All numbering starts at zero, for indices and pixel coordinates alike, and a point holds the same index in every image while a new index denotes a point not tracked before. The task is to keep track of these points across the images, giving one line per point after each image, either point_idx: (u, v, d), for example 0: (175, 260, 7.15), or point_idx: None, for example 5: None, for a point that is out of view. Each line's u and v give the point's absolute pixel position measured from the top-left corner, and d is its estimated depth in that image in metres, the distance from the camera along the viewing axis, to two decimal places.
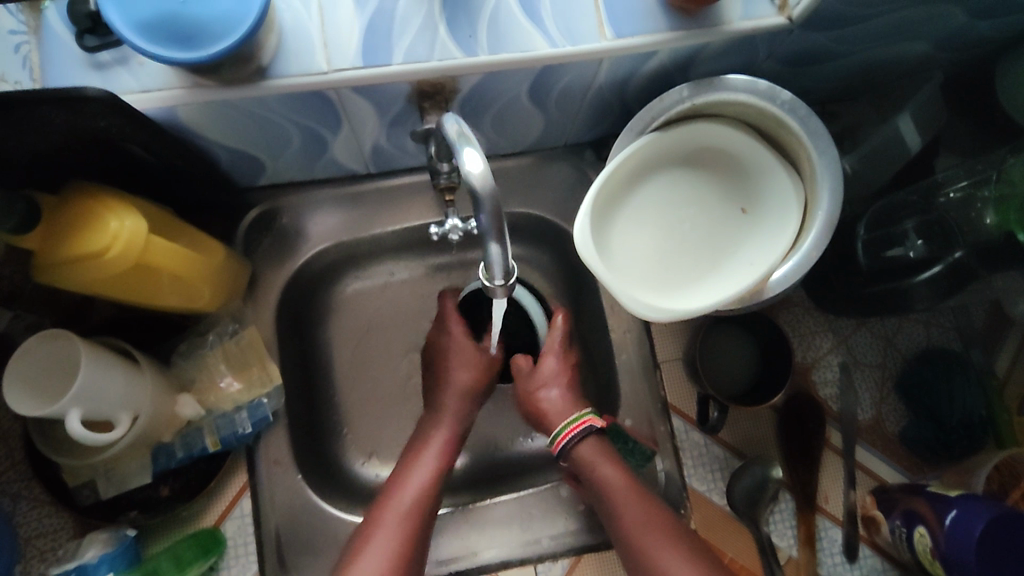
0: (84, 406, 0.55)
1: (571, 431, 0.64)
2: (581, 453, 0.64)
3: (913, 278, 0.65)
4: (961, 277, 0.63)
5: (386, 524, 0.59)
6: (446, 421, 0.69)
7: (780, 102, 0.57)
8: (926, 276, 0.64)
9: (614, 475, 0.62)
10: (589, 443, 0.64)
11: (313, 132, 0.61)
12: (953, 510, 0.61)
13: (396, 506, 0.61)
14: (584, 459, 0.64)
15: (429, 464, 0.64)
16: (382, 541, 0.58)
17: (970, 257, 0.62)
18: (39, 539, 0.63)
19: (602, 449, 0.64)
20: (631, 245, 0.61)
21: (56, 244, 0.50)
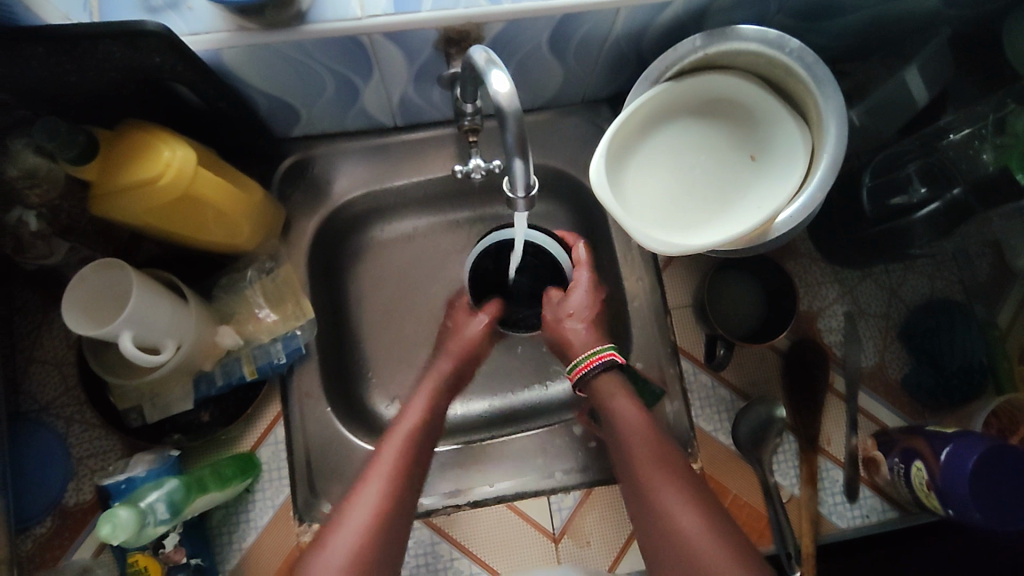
0: (137, 329, 0.59)
1: (591, 364, 0.70)
2: (602, 387, 0.69)
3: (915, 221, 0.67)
4: (959, 215, 0.67)
5: (389, 450, 0.65)
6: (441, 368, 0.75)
7: (789, 51, 0.60)
8: (923, 213, 0.67)
9: (631, 413, 0.66)
10: (610, 378, 0.70)
11: (345, 78, 0.64)
12: (948, 446, 0.64)
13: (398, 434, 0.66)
14: (602, 393, 0.69)
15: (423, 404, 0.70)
16: (384, 463, 0.63)
17: (968, 195, 0.66)
18: (90, 459, 0.69)
19: (620, 385, 0.69)
20: (644, 189, 0.65)
21: (114, 173, 0.54)
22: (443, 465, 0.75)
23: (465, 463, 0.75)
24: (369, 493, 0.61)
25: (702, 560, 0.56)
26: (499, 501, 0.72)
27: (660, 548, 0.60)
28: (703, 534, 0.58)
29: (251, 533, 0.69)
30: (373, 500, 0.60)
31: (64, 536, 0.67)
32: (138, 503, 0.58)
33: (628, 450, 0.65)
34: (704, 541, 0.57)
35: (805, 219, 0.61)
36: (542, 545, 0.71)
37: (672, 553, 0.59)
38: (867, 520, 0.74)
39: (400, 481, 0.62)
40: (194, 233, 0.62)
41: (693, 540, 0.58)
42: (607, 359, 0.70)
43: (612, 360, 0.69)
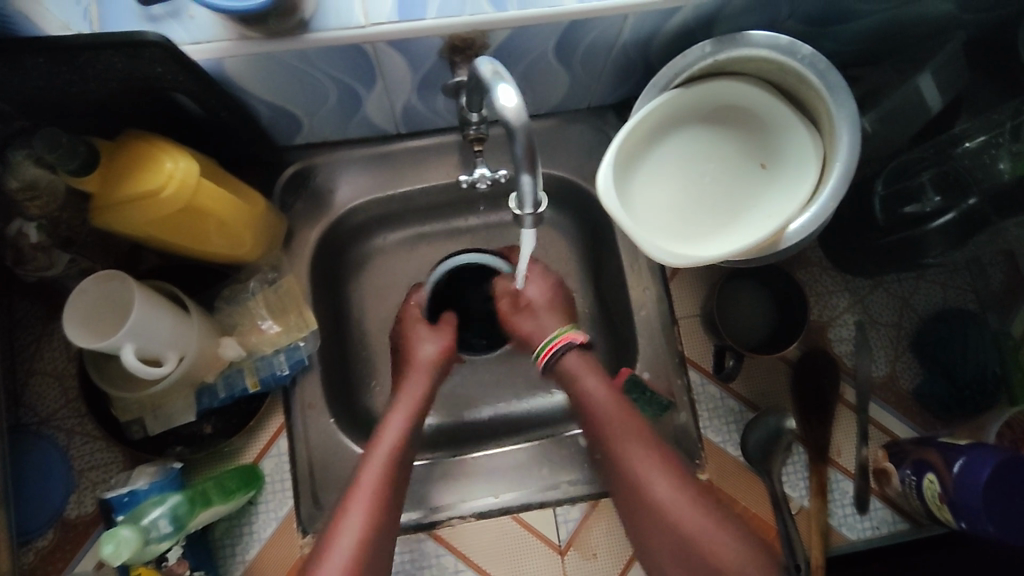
0: (138, 341, 0.58)
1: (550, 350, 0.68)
2: (567, 365, 0.67)
3: (926, 227, 0.66)
4: (973, 223, 0.65)
5: (360, 493, 0.61)
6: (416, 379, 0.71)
7: (800, 57, 0.59)
8: (937, 223, 0.66)
9: (599, 387, 0.65)
10: (574, 356, 0.67)
11: (348, 86, 0.63)
12: (962, 458, 0.63)
13: (369, 470, 0.63)
14: (572, 371, 0.67)
15: (402, 413, 0.68)
16: (368, 480, 0.62)
17: (984, 204, 0.65)
18: (91, 472, 0.68)
19: (589, 362, 0.67)
20: (652, 198, 0.64)
21: (117, 185, 0.54)
22: (443, 474, 0.73)
23: (467, 475, 0.73)
24: (341, 546, 0.57)
25: (687, 526, 0.58)
26: (505, 512, 0.71)
27: (626, 504, 0.62)
28: (682, 502, 0.59)
29: (255, 544, 0.68)
30: (360, 517, 0.59)
31: (65, 549, 0.67)
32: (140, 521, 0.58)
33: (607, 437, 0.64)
34: (684, 509, 0.59)
35: (817, 229, 0.60)
36: (548, 556, 0.71)
37: (648, 519, 0.60)
38: (877, 532, 0.73)
39: (385, 497, 0.61)
40: (195, 245, 0.62)
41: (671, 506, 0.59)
42: (570, 337, 0.68)
43: (571, 339, 0.67)
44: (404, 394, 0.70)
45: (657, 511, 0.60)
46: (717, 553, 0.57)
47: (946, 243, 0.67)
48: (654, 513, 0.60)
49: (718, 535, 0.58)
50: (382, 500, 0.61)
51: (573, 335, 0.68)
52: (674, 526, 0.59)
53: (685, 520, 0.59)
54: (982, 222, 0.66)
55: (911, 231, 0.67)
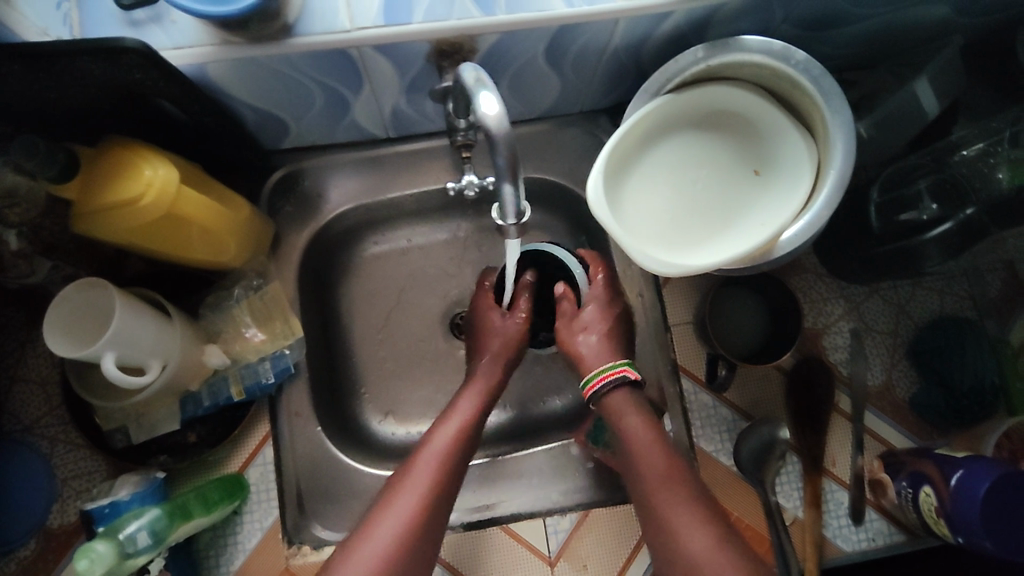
0: (118, 351, 0.57)
1: (601, 380, 0.66)
2: (612, 405, 0.65)
3: (924, 235, 0.64)
4: (972, 232, 0.64)
5: (416, 477, 0.60)
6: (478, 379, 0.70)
7: (795, 63, 0.58)
8: (936, 232, 0.64)
9: (638, 428, 0.63)
10: (620, 395, 0.66)
11: (334, 90, 0.62)
12: (959, 471, 0.61)
13: (425, 459, 0.62)
14: (612, 410, 0.65)
15: (463, 411, 0.67)
16: (422, 474, 0.60)
17: (982, 213, 0.63)
18: (75, 480, 0.67)
19: (631, 403, 0.65)
20: (645, 204, 0.63)
21: (94, 192, 0.53)
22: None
23: (478, 481, 0.73)
24: (387, 530, 0.56)
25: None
26: (496, 523, 0.71)
27: (655, 541, 0.58)
28: (714, 554, 0.54)
29: (240, 555, 0.67)
30: (409, 509, 0.58)
31: (48, 559, 0.66)
32: (116, 534, 0.56)
33: (639, 464, 0.62)
34: (714, 561, 0.54)
35: (812, 237, 0.59)
36: (538, 569, 0.69)
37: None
38: (872, 544, 0.72)
39: (439, 490, 0.60)
40: (178, 252, 0.61)
41: (690, 543, 0.56)
42: (626, 373, 0.65)
43: (626, 373, 0.65)
44: (465, 394, 0.69)
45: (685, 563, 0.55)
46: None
47: (945, 251, 0.66)
48: (686, 569, 0.55)
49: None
50: (436, 489, 0.60)
51: (628, 370, 0.66)
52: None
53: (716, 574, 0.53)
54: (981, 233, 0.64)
55: (908, 241, 0.65)
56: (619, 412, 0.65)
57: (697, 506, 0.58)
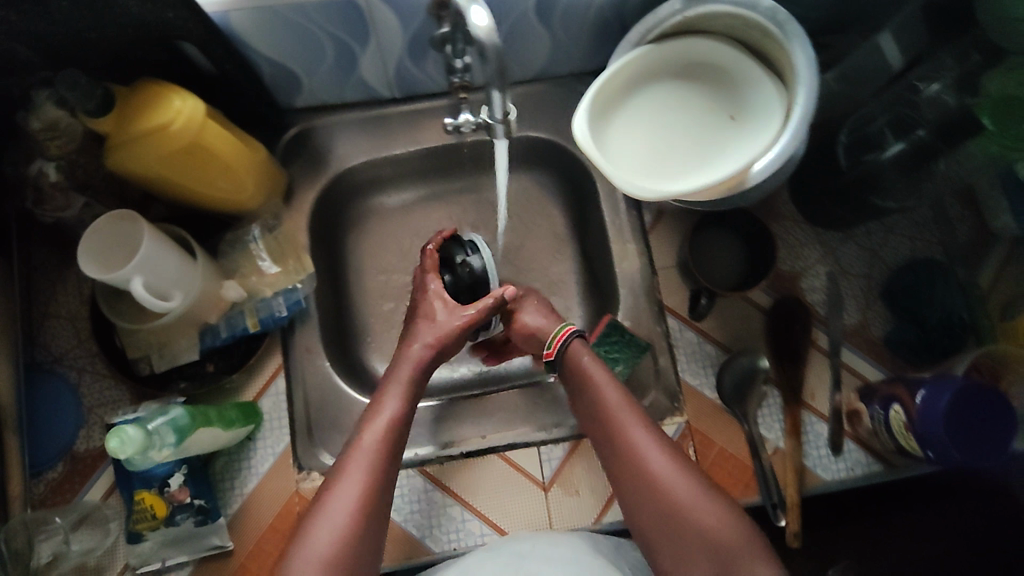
0: (144, 275, 0.62)
1: (563, 334, 0.72)
2: (574, 352, 0.71)
3: (881, 155, 0.74)
4: (923, 155, 0.73)
5: (352, 474, 0.62)
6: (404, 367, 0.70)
7: (762, 10, 0.64)
8: (892, 153, 0.73)
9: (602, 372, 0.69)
10: (581, 344, 0.72)
11: (345, 44, 0.69)
12: (923, 390, 0.66)
13: (358, 456, 0.63)
14: (579, 366, 0.70)
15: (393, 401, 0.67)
16: (353, 476, 0.62)
17: (934, 135, 0.71)
18: (99, 408, 0.72)
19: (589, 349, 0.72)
20: (628, 144, 0.68)
21: (128, 123, 0.58)
22: (454, 415, 0.79)
23: (460, 418, 0.79)
24: (326, 534, 0.59)
25: (678, 496, 0.61)
26: (491, 451, 0.76)
27: (632, 489, 0.64)
28: (678, 477, 0.62)
29: (252, 479, 0.71)
30: (342, 516, 0.59)
31: (74, 481, 0.70)
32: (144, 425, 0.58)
33: (609, 424, 0.66)
34: (677, 479, 0.62)
35: (782, 169, 0.63)
36: (533, 493, 0.73)
37: (657, 513, 0.62)
38: (851, 473, 0.75)
39: (374, 491, 0.62)
40: (201, 186, 0.66)
41: (666, 480, 0.62)
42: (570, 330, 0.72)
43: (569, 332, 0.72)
44: (392, 387, 0.69)
45: (650, 487, 0.62)
46: (709, 521, 0.60)
47: (902, 175, 0.75)
48: (668, 510, 0.61)
49: (708, 502, 0.60)
50: (370, 486, 0.62)
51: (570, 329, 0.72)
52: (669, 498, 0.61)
53: (681, 497, 0.61)
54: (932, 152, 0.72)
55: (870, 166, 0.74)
56: (580, 356, 0.71)
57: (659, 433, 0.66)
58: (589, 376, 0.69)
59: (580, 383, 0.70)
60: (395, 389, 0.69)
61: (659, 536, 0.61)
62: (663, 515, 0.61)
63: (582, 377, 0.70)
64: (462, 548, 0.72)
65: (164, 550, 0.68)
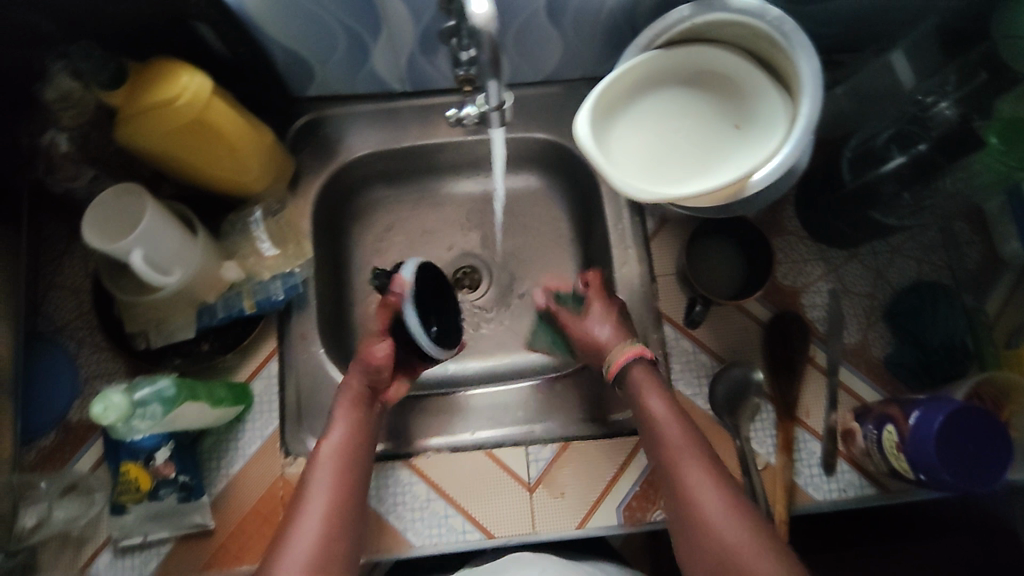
0: (144, 249, 0.63)
1: (623, 357, 0.70)
2: (636, 382, 0.69)
3: (881, 168, 0.72)
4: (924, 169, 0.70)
5: (310, 511, 0.60)
6: (346, 399, 0.69)
7: (769, 19, 0.64)
8: (892, 166, 0.71)
9: (664, 408, 0.66)
10: (644, 368, 0.70)
11: (357, 34, 0.70)
12: (917, 410, 0.65)
13: (314, 495, 0.61)
14: (638, 385, 0.69)
15: (344, 431, 0.66)
16: (313, 513, 0.60)
17: (933, 151, 0.69)
18: (95, 379, 0.73)
19: (656, 380, 0.69)
20: (630, 147, 0.69)
21: (137, 97, 0.60)
22: (450, 411, 0.80)
23: (457, 414, 0.79)
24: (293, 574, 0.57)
25: (733, 549, 0.57)
26: (477, 446, 0.76)
27: (680, 522, 0.61)
28: (732, 523, 0.58)
29: (239, 460, 0.71)
30: (307, 552, 0.58)
31: (64, 450, 0.71)
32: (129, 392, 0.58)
33: (663, 450, 0.64)
34: (736, 528, 0.57)
35: (782, 178, 0.63)
36: (517, 492, 0.73)
37: (707, 554, 0.58)
38: (844, 495, 0.73)
39: (338, 525, 0.60)
40: (205, 163, 0.68)
41: (717, 522, 0.58)
42: (637, 353, 0.70)
43: (638, 355, 0.70)
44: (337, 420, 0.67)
45: (705, 540, 0.59)
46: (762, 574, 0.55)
47: (902, 188, 0.72)
48: (717, 552, 0.57)
49: (764, 556, 0.56)
50: (334, 518, 0.60)
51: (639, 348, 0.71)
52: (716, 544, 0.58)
53: (730, 539, 0.57)
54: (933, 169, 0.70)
55: (874, 180, 0.72)
56: (644, 387, 0.68)
57: (717, 477, 0.61)
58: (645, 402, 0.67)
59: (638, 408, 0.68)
60: (342, 420, 0.67)
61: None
62: (711, 556, 0.58)
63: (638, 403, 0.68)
64: (443, 543, 0.71)
65: (146, 524, 0.68)
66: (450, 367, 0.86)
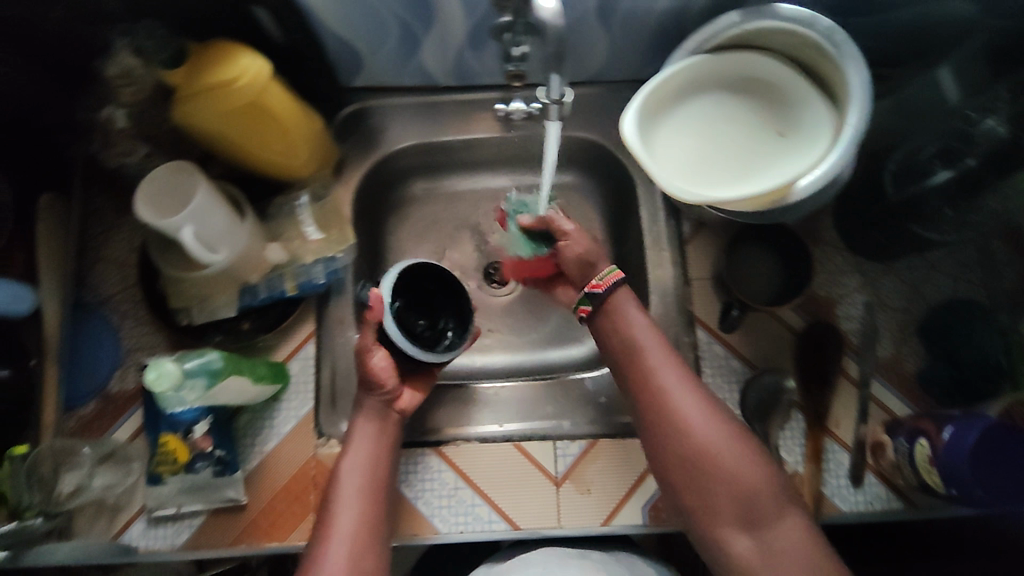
0: (195, 225, 0.65)
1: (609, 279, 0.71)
2: (613, 299, 0.71)
3: (928, 182, 0.72)
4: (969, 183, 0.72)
5: (337, 542, 0.62)
6: (362, 426, 0.68)
7: (819, 29, 0.64)
8: (938, 180, 0.72)
9: (642, 320, 0.69)
10: (623, 292, 0.72)
11: (409, 25, 0.71)
12: (950, 426, 0.65)
13: (339, 528, 0.63)
14: (616, 304, 0.71)
15: (365, 456, 0.67)
16: (340, 546, 0.61)
17: (983, 165, 0.71)
18: (137, 351, 0.75)
19: (631, 299, 0.71)
20: (675, 149, 0.69)
21: (196, 77, 0.61)
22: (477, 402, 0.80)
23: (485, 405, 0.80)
24: None
25: (714, 450, 0.63)
26: (506, 440, 0.76)
27: (652, 424, 0.65)
28: (710, 426, 0.64)
29: (273, 438, 0.73)
30: None
31: (103, 420, 0.73)
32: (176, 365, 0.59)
33: (639, 362, 0.67)
34: (714, 429, 0.64)
35: (826, 187, 0.63)
36: (544, 487, 0.73)
37: (680, 454, 0.64)
38: (870, 507, 0.73)
39: (365, 552, 0.62)
40: (254, 145, 0.69)
41: (696, 427, 0.64)
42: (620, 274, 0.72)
43: (620, 276, 0.72)
44: (356, 448, 0.67)
45: (680, 440, 0.64)
46: (740, 472, 0.62)
47: (946, 204, 0.73)
48: (692, 450, 0.63)
49: (742, 456, 0.63)
50: (362, 547, 0.62)
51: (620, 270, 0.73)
52: (694, 443, 0.63)
53: (709, 441, 0.63)
54: (979, 184, 0.72)
55: None
56: (620, 304, 0.71)
57: (693, 384, 0.66)
58: (624, 318, 0.70)
59: (615, 326, 0.70)
60: (362, 446, 0.67)
61: (678, 474, 0.64)
62: (687, 457, 0.63)
63: (613, 320, 0.70)
64: (468, 532, 0.72)
65: (180, 497, 0.70)
66: (473, 361, 0.86)
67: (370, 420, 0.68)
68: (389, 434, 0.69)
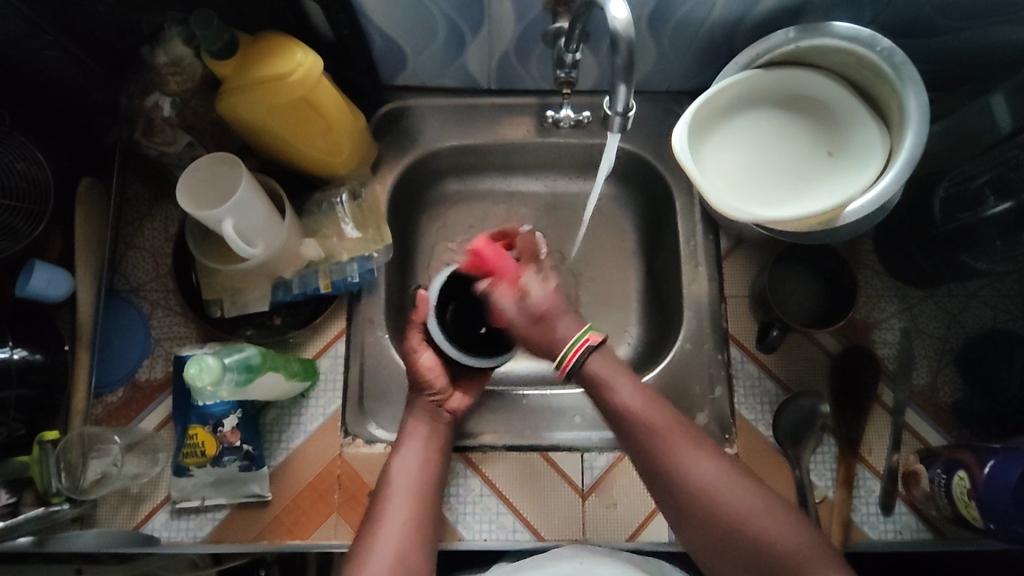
0: (235, 219, 0.64)
1: (577, 351, 0.66)
2: (590, 369, 0.66)
3: (981, 212, 0.70)
4: None
5: (386, 541, 0.61)
6: (414, 428, 0.69)
7: (878, 50, 0.63)
8: (993, 212, 0.69)
9: (635, 386, 0.65)
10: (600, 356, 0.67)
11: (457, 27, 0.71)
12: (993, 459, 0.64)
13: (390, 527, 0.62)
14: (601, 374, 0.66)
15: (418, 456, 0.67)
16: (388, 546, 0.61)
17: None
18: (167, 341, 0.74)
19: (609, 361, 0.67)
20: (721, 165, 0.68)
21: (247, 70, 0.61)
22: (499, 409, 0.78)
23: (510, 411, 0.78)
24: None
25: (742, 513, 0.59)
26: (533, 449, 0.75)
27: (670, 490, 0.62)
28: (733, 492, 0.60)
29: (299, 435, 0.72)
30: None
31: (130, 408, 0.72)
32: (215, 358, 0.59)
33: (644, 430, 0.63)
34: (737, 492, 0.60)
35: (873, 212, 0.62)
36: (570, 498, 0.73)
37: (707, 519, 0.60)
38: (899, 536, 0.72)
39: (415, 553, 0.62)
40: (299, 139, 0.69)
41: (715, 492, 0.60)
42: (589, 342, 0.66)
43: (593, 341, 0.66)
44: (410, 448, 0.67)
45: (705, 501, 0.60)
46: (776, 533, 0.58)
47: (1000, 235, 0.70)
48: (718, 516, 0.59)
49: (775, 516, 0.59)
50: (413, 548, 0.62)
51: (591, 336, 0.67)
52: (722, 514, 0.59)
53: (734, 506, 0.59)
54: None
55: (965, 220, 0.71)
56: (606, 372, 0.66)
57: (703, 446, 0.62)
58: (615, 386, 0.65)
59: (604, 400, 0.65)
60: (414, 446, 0.67)
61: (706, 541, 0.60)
62: (716, 520, 0.59)
63: (599, 391, 0.65)
64: (492, 540, 0.71)
65: (205, 490, 0.69)
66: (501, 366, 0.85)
67: (421, 421, 0.69)
68: (441, 434, 0.70)
